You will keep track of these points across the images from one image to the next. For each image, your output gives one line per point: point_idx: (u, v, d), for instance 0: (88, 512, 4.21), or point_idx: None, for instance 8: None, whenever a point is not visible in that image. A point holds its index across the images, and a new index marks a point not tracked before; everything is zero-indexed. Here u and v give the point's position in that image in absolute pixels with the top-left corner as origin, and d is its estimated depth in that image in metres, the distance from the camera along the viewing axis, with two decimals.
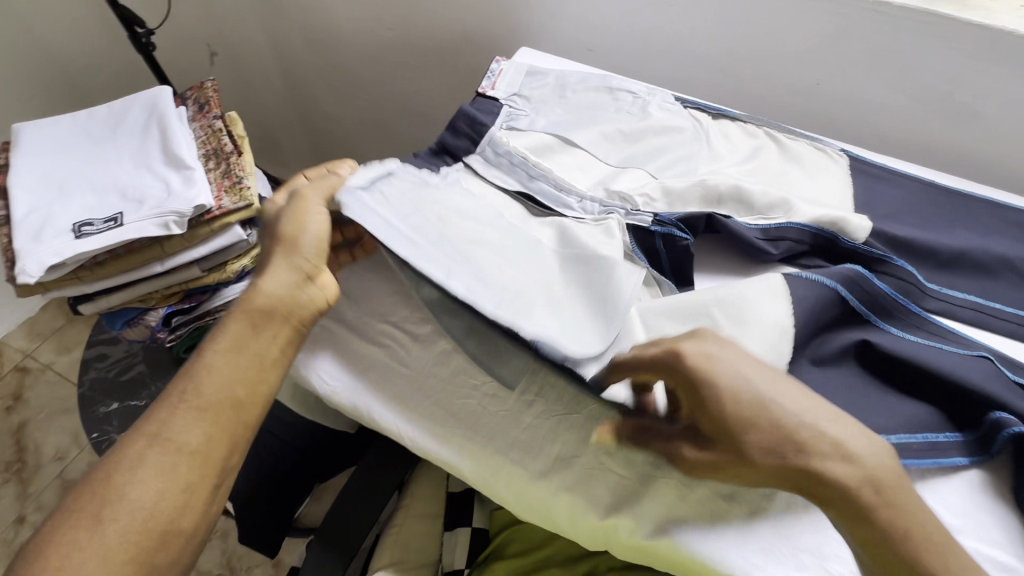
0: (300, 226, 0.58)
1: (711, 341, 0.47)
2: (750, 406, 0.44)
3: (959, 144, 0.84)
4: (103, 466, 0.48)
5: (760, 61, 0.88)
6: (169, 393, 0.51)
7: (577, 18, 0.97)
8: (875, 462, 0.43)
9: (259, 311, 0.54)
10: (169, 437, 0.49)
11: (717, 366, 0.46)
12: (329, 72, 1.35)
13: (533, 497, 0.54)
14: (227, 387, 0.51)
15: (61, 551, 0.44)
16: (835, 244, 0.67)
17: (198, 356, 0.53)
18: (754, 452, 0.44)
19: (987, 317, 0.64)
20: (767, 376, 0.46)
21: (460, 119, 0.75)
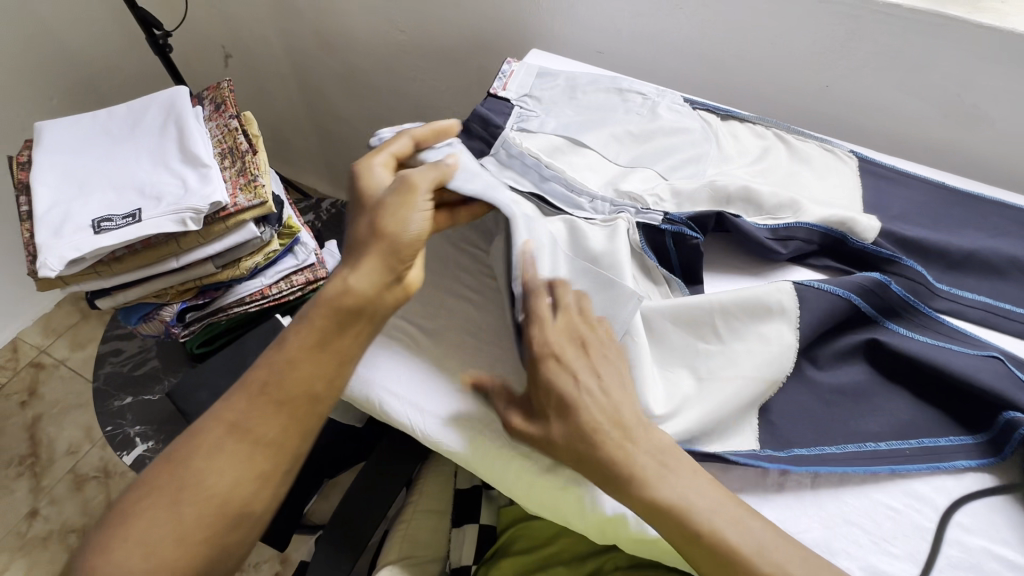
0: (400, 224, 0.54)
1: (571, 345, 0.53)
2: (559, 399, 0.50)
3: (971, 147, 0.84)
4: (184, 445, 0.49)
5: (768, 64, 0.89)
6: (249, 379, 0.51)
7: (585, 21, 0.98)
8: (645, 462, 0.48)
9: (346, 307, 0.52)
10: (246, 429, 0.49)
11: (554, 368, 0.52)
12: (340, 73, 1.37)
13: (545, 491, 0.54)
14: (306, 382, 0.51)
15: (140, 525, 0.46)
16: (844, 244, 0.67)
17: (281, 344, 0.52)
18: (556, 432, 0.50)
19: (998, 318, 0.63)
20: (590, 380, 0.51)
21: (472, 122, 0.76)
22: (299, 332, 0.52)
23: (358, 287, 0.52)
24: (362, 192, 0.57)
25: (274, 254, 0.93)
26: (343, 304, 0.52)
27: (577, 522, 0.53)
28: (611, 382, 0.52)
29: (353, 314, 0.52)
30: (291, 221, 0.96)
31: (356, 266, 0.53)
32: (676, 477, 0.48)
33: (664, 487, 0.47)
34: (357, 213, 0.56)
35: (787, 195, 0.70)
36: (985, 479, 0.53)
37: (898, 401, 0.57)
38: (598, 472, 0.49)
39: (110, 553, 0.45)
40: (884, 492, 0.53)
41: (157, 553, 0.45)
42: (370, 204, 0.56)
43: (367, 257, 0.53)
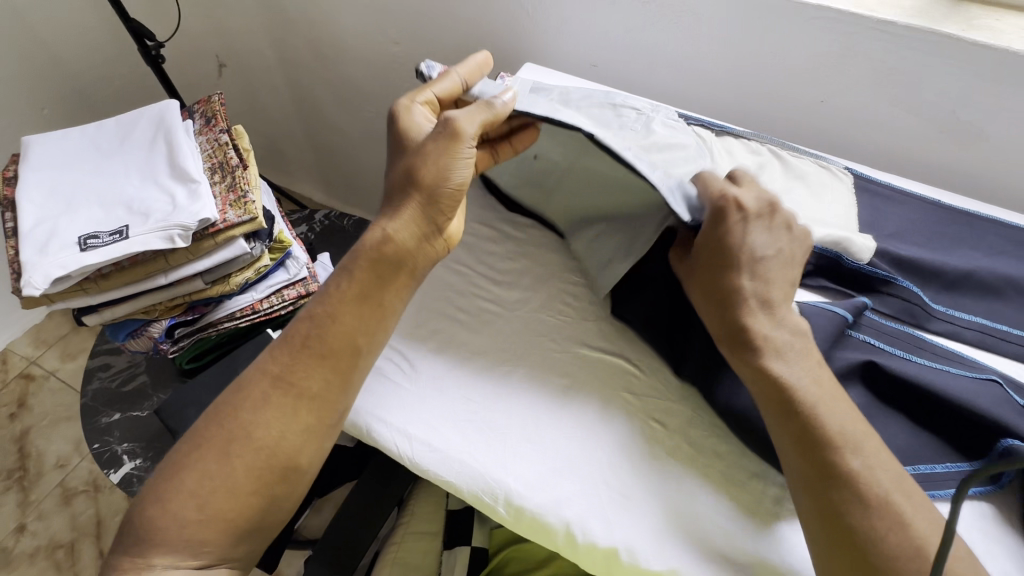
0: (443, 173, 0.56)
1: (757, 205, 0.58)
2: (733, 249, 0.55)
3: (966, 164, 0.83)
4: (232, 397, 0.54)
5: (762, 79, 0.89)
6: (289, 334, 0.56)
7: (580, 34, 0.98)
8: (781, 335, 0.53)
9: (384, 260, 0.56)
10: (290, 382, 0.53)
11: (736, 223, 0.56)
12: (335, 84, 1.36)
13: (535, 522, 0.52)
14: (344, 336, 0.55)
15: (198, 474, 0.51)
16: (840, 265, 0.67)
17: (319, 301, 0.56)
18: (710, 269, 0.56)
19: (995, 340, 0.63)
20: (769, 250, 0.56)
21: None
22: (341, 289, 0.56)
23: (396, 241, 0.56)
24: (407, 130, 0.59)
25: (265, 269, 0.92)
26: (380, 258, 0.56)
27: (567, 553, 0.52)
28: (788, 255, 0.56)
29: (390, 269, 0.56)
30: (282, 235, 0.94)
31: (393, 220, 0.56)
32: (797, 357, 0.51)
33: (783, 369, 0.51)
34: (402, 152, 0.59)
35: None
36: (981, 507, 0.53)
37: (894, 425, 0.56)
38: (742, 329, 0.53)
39: (173, 499, 0.50)
40: None
41: (214, 498, 0.50)
42: (411, 151, 0.58)
43: (407, 207, 0.56)
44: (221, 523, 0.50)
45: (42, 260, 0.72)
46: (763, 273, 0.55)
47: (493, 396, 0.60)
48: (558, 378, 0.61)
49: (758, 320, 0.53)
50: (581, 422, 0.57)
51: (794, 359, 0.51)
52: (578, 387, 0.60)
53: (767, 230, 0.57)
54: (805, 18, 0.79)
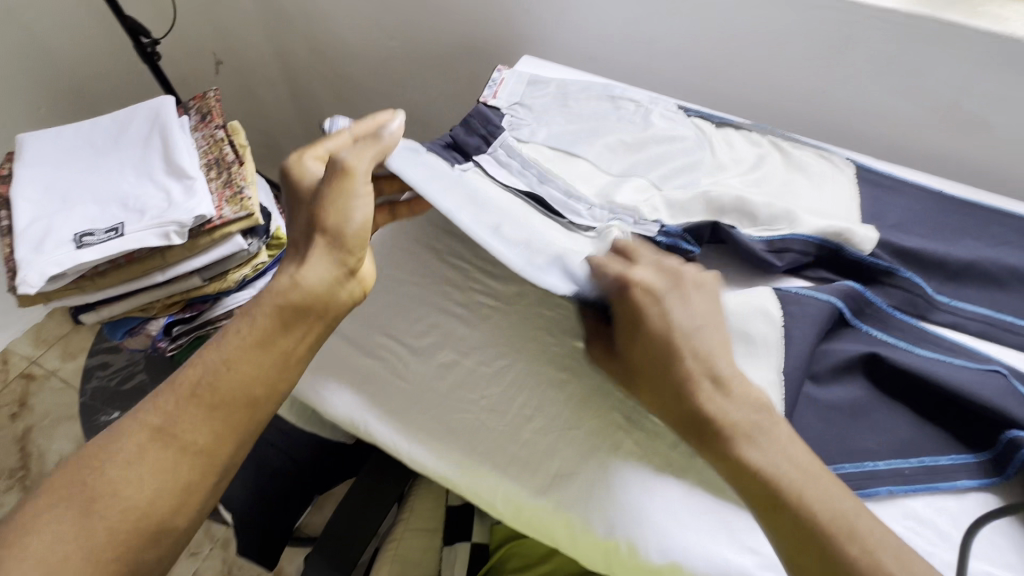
0: (339, 217, 0.54)
1: (662, 277, 0.53)
2: (658, 345, 0.50)
3: (968, 154, 0.82)
4: (99, 446, 0.47)
5: (763, 70, 0.88)
6: (174, 380, 0.50)
7: (578, 26, 0.97)
8: (738, 415, 0.46)
9: (288, 304, 0.52)
10: (173, 431, 0.47)
11: (648, 307, 0.51)
12: (333, 80, 1.36)
13: (534, 511, 0.52)
14: (239, 383, 0.49)
15: (42, 539, 0.43)
16: (841, 255, 0.66)
17: (212, 344, 0.51)
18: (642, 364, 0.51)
19: (999, 331, 0.62)
20: (694, 328, 0.50)
21: (473, 119, 0.77)
22: (242, 333, 0.51)
23: (297, 287, 0.52)
24: (293, 186, 0.58)
25: (262, 266, 0.91)
26: (281, 302, 0.52)
27: (566, 545, 0.52)
28: (714, 324, 0.52)
29: (294, 313, 0.52)
30: (279, 231, 0.94)
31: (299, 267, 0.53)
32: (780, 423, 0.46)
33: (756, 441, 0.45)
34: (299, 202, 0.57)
35: (782, 205, 0.68)
36: (986, 500, 0.52)
37: (898, 418, 0.56)
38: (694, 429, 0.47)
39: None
40: (884, 515, 0.51)
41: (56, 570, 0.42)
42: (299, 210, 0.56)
43: (312, 249, 0.53)
44: None
45: (37, 258, 0.72)
46: (704, 350, 0.49)
47: (492, 389, 0.59)
48: (557, 372, 0.60)
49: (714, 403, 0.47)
50: (580, 415, 0.57)
51: (764, 442, 0.45)
52: (578, 379, 0.59)
53: (680, 300, 0.52)
54: (806, 7, 0.78)
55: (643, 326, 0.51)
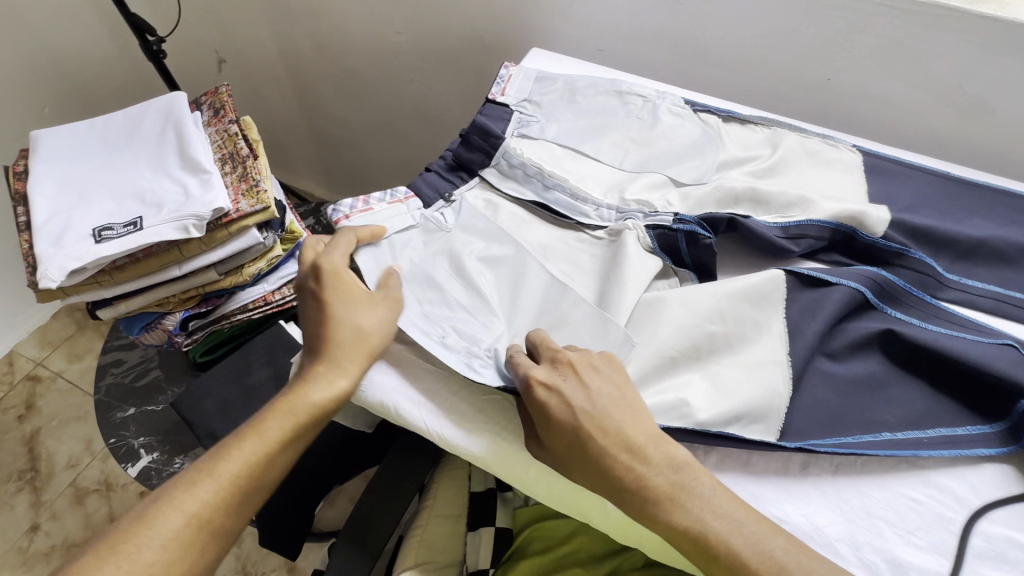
0: (370, 331, 0.55)
1: (556, 369, 0.51)
2: (568, 437, 0.48)
3: (972, 138, 0.84)
4: (119, 539, 0.44)
5: (770, 59, 0.89)
6: (198, 468, 0.48)
7: (586, 19, 0.98)
8: (659, 481, 0.46)
9: (319, 404, 0.52)
10: (201, 523, 0.46)
11: (552, 399, 0.49)
12: (337, 76, 1.36)
13: (562, 489, 0.54)
14: (268, 477, 0.50)
15: None
16: (854, 239, 0.67)
17: (239, 435, 0.50)
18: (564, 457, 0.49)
19: (1009, 307, 0.64)
20: (596, 409, 0.49)
21: (472, 134, 0.74)
22: (275, 425, 0.51)
23: (326, 389, 0.52)
24: (315, 292, 0.57)
25: (276, 260, 0.92)
26: (312, 400, 0.52)
27: (594, 518, 0.53)
28: (626, 404, 0.50)
29: (322, 411, 0.52)
30: (293, 226, 0.95)
31: (329, 369, 0.53)
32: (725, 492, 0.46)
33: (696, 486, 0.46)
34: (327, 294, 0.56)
35: (795, 192, 0.69)
36: (1001, 467, 0.54)
37: (914, 392, 0.57)
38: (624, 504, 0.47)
39: None
40: (905, 484, 0.53)
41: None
42: (317, 316, 0.56)
43: (349, 358, 0.54)
44: None
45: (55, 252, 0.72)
46: (609, 436, 0.48)
47: None
48: None
49: (635, 463, 0.47)
50: None
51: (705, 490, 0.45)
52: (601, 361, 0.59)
53: (582, 389, 0.50)
54: None
55: (546, 424, 0.49)
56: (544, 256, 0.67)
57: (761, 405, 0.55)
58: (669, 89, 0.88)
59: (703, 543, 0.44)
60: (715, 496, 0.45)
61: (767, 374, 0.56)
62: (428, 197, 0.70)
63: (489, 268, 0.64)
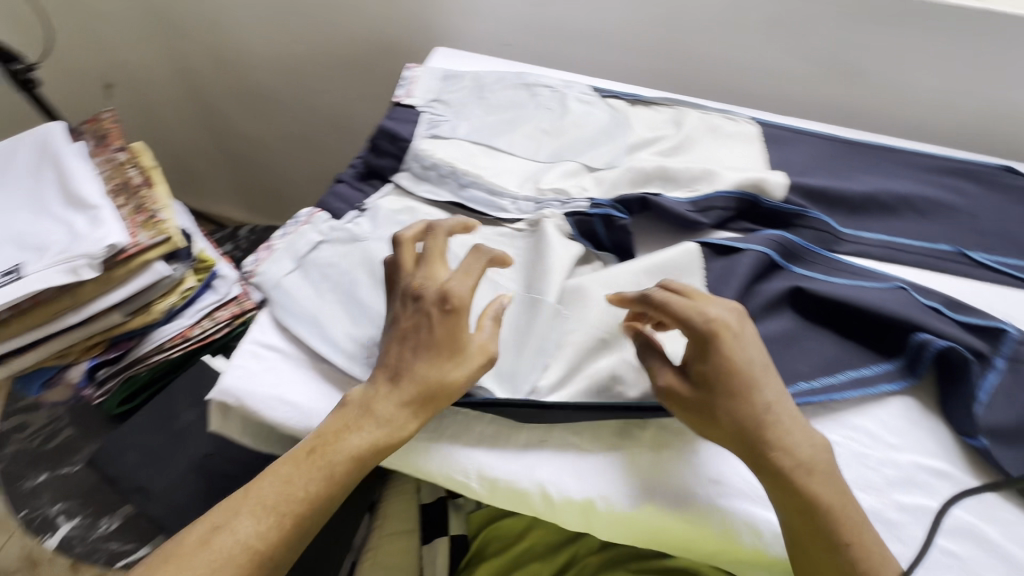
0: (453, 381, 0.51)
1: (733, 314, 0.51)
2: (745, 379, 0.48)
3: (856, 100, 0.91)
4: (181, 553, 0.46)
5: (669, 41, 0.93)
6: (256, 493, 0.48)
7: (489, 13, 0.98)
8: (807, 450, 0.48)
9: (375, 445, 0.49)
10: (254, 557, 0.46)
11: (733, 347, 0.49)
12: (242, 91, 1.29)
13: (508, 486, 0.52)
14: (318, 514, 0.48)
15: None
16: (758, 205, 0.71)
17: (295, 462, 0.49)
18: (720, 407, 0.48)
19: (897, 253, 0.69)
20: (766, 364, 0.50)
21: (380, 140, 0.74)
22: (338, 463, 0.49)
23: (386, 431, 0.50)
24: (424, 314, 0.52)
25: (190, 292, 0.86)
26: (369, 440, 0.49)
27: (545, 513, 0.53)
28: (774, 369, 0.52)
29: (378, 451, 0.49)
30: (204, 255, 0.89)
31: (393, 408, 0.50)
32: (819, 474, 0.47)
33: (804, 454, 0.47)
34: (430, 323, 0.52)
35: (700, 166, 0.72)
36: (906, 401, 0.58)
37: (826, 342, 0.61)
38: (760, 462, 0.47)
39: None
40: (825, 429, 0.56)
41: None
42: (412, 339, 0.52)
43: (422, 403, 0.50)
44: None
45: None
46: (777, 394, 0.49)
47: None
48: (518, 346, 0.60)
49: (792, 427, 0.48)
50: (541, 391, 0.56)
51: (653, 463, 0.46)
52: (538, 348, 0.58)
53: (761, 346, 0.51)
54: None
55: (710, 354, 0.49)
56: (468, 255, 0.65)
57: None
58: (575, 78, 0.89)
59: (795, 500, 0.46)
60: (823, 456, 0.48)
61: None
62: (339, 209, 0.69)
63: None
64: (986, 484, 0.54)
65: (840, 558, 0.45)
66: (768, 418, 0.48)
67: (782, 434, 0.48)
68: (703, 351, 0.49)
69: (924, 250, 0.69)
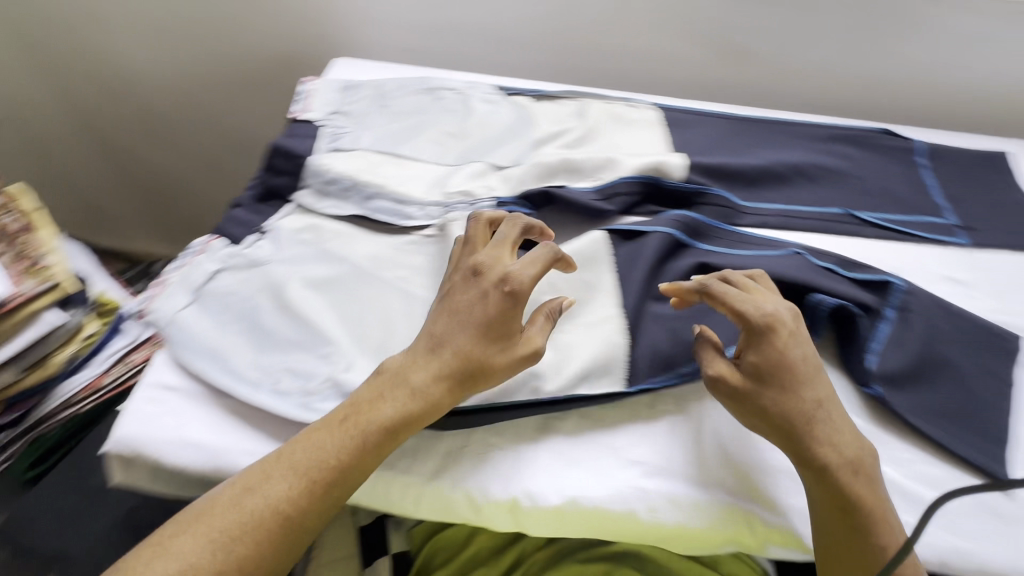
0: (494, 363, 0.50)
1: (789, 312, 0.54)
2: (796, 372, 0.51)
3: (743, 79, 0.99)
4: (202, 517, 0.45)
5: (568, 36, 0.98)
6: (288, 454, 0.47)
7: (394, 22, 1.00)
8: (851, 447, 0.50)
9: (409, 418, 0.49)
10: (281, 521, 0.45)
11: (786, 342, 0.51)
12: (146, 120, 1.24)
13: (433, 497, 0.52)
14: (349, 483, 0.48)
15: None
16: (661, 187, 0.72)
17: (332, 423, 0.49)
18: (770, 399, 0.50)
19: (794, 220, 0.73)
20: (815, 362, 0.52)
21: (275, 158, 0.71)
22: (372, 431, 0.48)
23: (420, 406, 0.49)
24: (481, 297, 0.51)
25: (93, 339, 0.81)
26: (403, 413, 0.49)
27: (473, 520, 0.52)
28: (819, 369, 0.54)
29: (413, 424, 0.49)
30: (105, 297, 0.85)
31: (430, 385, 0.50)
32: (854, 472, 0.49)
33: (845, 450, 0.49)
34: (481, 305, 0.51)
35: (602, 156, 0.74)
36: None
37: None
38: (803, 455, 0.49)
39: None
40: None
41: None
42: (463, 315, 0.52)
43: (456, 377, 0.50)
44: None
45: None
46: (824, 391, 0.51)
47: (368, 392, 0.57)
48: None
49: (837, 423, 0.50)
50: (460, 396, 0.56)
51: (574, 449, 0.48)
52: None
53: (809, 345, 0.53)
54: None
55: (764, 345, 0.51)
56: (374, 267, 0.62)
57: (606, 359, 0.57)
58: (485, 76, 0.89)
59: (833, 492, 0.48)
60: (859, 452, 0.50)
61: (604, 330, 0.59)
62: (239, 234, 0.67)
63: (318, 291, 0.60)
64: (886, 428, 0.58)
65: (869, 545, 0.47)
66: (814, 411, 0.50)
67: (831, 430, 0.50)
68: (762, 343, 0.51)
69: (818, 215, 0.73)
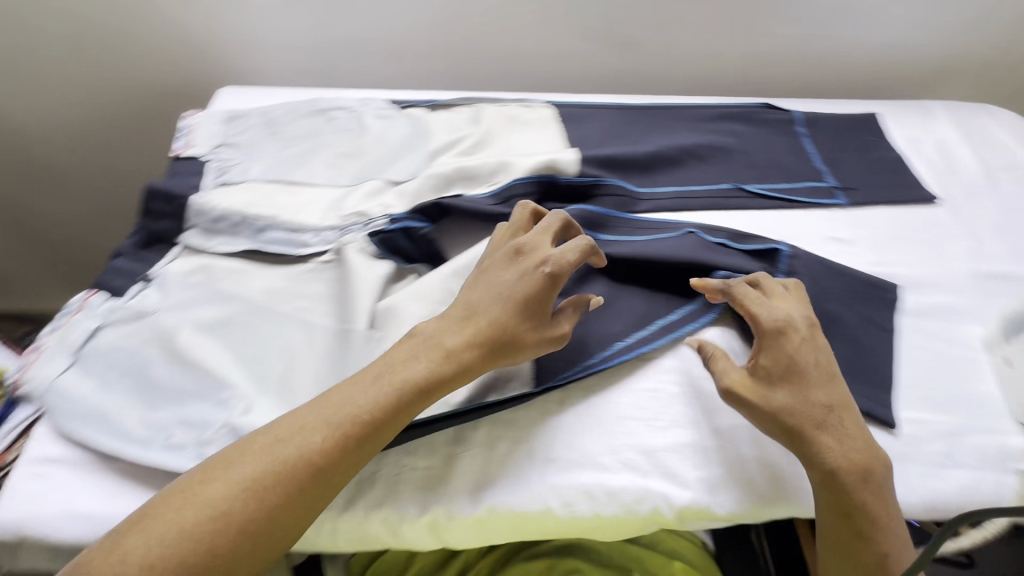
0: (526, 338, 0.64)
1: (803, 320, 0.67)
2: (807, 376, 0.64)
3: (594, 73, 1.38)
4: (244, 449, 0.59)
5: (464, 39, 1.31)
6: (361, 378, 0.62)
7: (294, 29, 1.28)
8: (860, 453, 0.62)
9: (454, 370, 0.62)
10: (308, 462, 0.57)
11: (796, 343, 0.65)
12: (92, 127, 1.43)
13: (374, 522, 0.63)
14: (377, 432, 0.60)
15: (190, 494, 0.56)
16: (557, 184, 0.81)
17: (372, 379, 0.61)
18: (781, 402, 0.63)
19: (688, 200, 0.87)
20: (832, 368, 0.66)
21: (160, 202, 0.81)
22: (407, 383, 0.61)
23: (464, 356, 0.63)
24: (522, 283, 0.64)
25: None
26: (454, 364, 0.62)
27: (407, 541, 0.64)
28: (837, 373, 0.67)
29: (455, 378, 0.62)
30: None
31: (474, 344, 0.63)
32: (858, 475, 0.61)
33: (860, 456, 0.62)
34: (517, 288, 0.64)
35: (495, 160, 0.83)
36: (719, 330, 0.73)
37: (637, 298, 0.75)
38: (813, 457, 0.61)
39: (159, 519, 0.54)
40: (642, 380, 0.70)
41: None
42: (499, 288, 0.65)
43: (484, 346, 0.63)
44: (176, 566, 0.52)
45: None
46: (836, 392, 0.64)
47: None
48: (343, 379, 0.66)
49: (845, 429, 0.63)
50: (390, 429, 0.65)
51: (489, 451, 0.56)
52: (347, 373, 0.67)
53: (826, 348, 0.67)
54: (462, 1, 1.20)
55: (780, 350, 0.65)
56: (273, 302, 0.74)
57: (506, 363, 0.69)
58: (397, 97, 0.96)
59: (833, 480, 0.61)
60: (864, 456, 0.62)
61: None
62: (122, 285, 0.77)
63: (215, 333, 0.71)
64: None
65: (878, 555, 0.60)
66: (826, 416, 0.63)
67: (837, 431, 0.62)
68: (775, 347, 0.65)
69: (707, 193, 0.88)
